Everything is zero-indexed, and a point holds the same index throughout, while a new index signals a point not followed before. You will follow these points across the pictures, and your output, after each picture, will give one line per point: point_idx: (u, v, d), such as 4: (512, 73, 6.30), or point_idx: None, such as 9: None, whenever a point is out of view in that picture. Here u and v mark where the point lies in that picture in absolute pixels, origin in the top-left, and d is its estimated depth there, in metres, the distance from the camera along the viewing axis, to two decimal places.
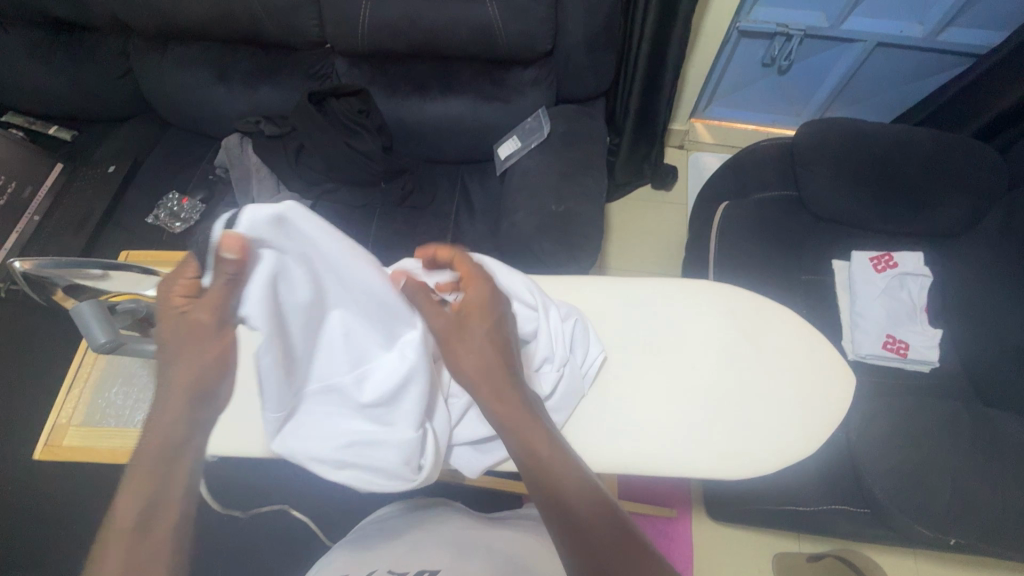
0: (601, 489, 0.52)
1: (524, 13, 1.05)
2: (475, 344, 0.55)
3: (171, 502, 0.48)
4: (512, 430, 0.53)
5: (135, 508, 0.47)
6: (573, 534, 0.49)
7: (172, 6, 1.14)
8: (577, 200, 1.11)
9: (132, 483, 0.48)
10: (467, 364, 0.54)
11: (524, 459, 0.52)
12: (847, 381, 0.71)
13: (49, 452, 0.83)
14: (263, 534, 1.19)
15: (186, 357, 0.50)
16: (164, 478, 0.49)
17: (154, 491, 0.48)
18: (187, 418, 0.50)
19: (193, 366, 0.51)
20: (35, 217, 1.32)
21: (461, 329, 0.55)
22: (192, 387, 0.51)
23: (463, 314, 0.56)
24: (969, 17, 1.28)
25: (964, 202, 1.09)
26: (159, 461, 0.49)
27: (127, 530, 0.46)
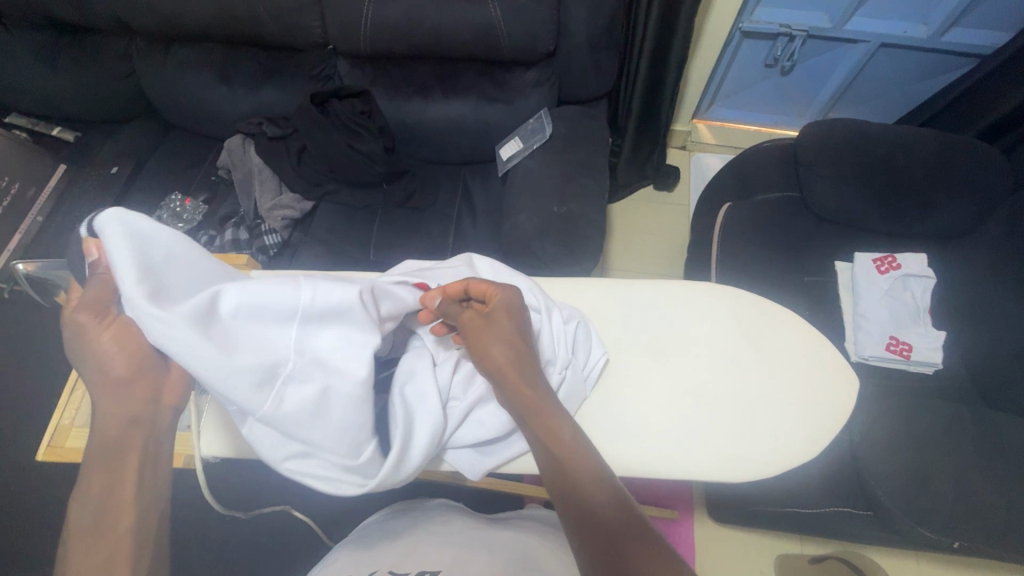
0: (620, 489, 0.52)
1: (526, 14, 1.05)
2: (496, 337, 0.60)
3: (122, 507, 0.50)
4: (530, 419, 0.56)
5: (85, 513, 0.49)
6: (590, 526, 0.50)
7: (175, 8, 1.14)
8: (578, 201, 1.11)
9: (86, 489, 0.50)
10: (492, 352, 0.59)
11: (547, 448, 0.54)
12: (849, 384, 0.71)
13: (52, 453, 0.83)
14: (265, 534, 1.20)
15: (95, 358, 0.50)
16: (112, 481, 0.50)
17: (102, 495, 0.49)
18: (120, 416, 0.51)
19: (101, 363, 0.51)
20: (38, 218, 1.35)
21: (486, 321, 0.61)
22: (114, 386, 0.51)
23: (492, 311, 0.62)
24: (973, 18, 1.28)
25: (968, 204, 1.09)
26: (108, 466, 0.50)
27: (86, 532, 0.49)
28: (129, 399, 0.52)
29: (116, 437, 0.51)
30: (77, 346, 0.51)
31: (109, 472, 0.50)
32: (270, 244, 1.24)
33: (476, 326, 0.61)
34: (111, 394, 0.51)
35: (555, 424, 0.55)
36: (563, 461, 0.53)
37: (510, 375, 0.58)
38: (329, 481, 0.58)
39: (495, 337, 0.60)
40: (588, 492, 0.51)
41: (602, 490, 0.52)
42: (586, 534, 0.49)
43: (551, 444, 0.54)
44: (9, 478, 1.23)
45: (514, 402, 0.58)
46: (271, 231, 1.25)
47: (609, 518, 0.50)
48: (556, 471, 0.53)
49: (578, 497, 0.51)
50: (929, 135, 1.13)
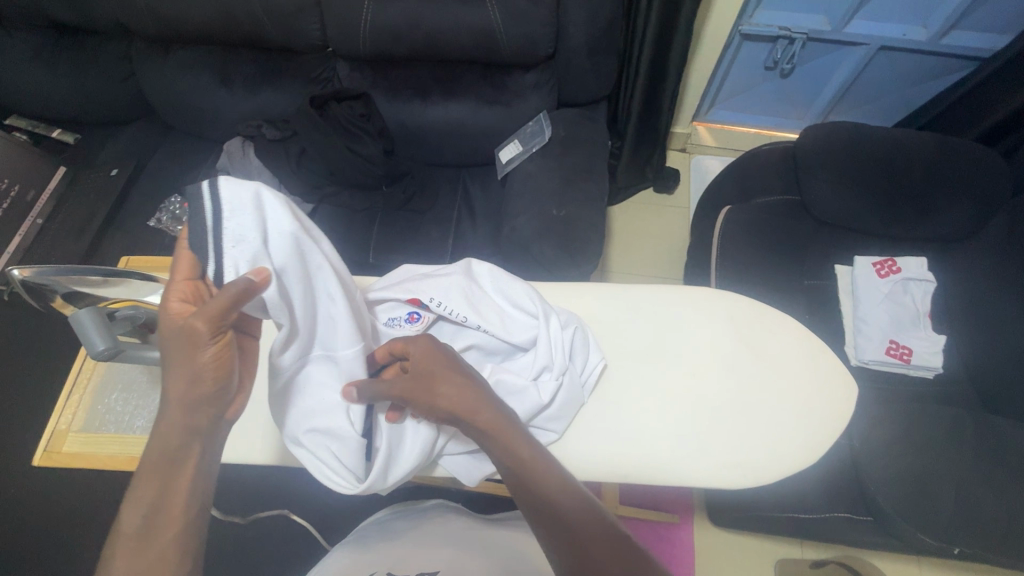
0: (591, 500, 0.52)
1: (525, 17, 1.05)
2: (438, 379, 0.56)
3: (171, 514, 0.50)
4: (493, 449, 0.54)
5: (137, 515, 0.49)
6: (571, 547, 0.48)
7: (175, 10, 1.14)
8: (578, 204, 1.11)
9: (135, 493, 0.50)
10: (439, 402, 0.55)
11: (508, 471, 0.53)
12: (847, 390, 0.70)
13: (48, 459, 0.79)
14: (263, 537, 1.20)
15: (180, 365, 0.48)
16: (164, 486, 0.50)
17: (153, 500, 0.50)
18: (185, 427, 0.49)
19: (188, 376, 0.48)
20: (37, 221, 1.31)
21: (421, 372, 0.57)
22: (188, 398, 0.49)
23: (419, 362, 0.57)
24: (973, 21, 1.28)
25: (966, 208, 1.09)
26: (160, 472, 0.50)
27: (132, 533, 0.49)
28: (201, 415, 0.50)
29: (169, 447, 0.50)
30: (167, 351, 0.48)
31: (162, 481, 0.50)
32: None
33: (414, 380, 0.57)
34: (186, 408, 0.49)
35: (520, 445, 0.53)
36: (532, 484, 0.51)
37: (463, 415, 0.54)
38: (328, 473, 0.60)
39: (436, 387, 0.55)
40: (561, 509, 0.50)
41: (578, 506, 0.51)
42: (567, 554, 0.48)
43: (517, 466, 0.52)
44: (9, 481, 1.23)
45: (470, 432, 0.55)
46: None
47: (590, 535, 0.48)
48: (527, 494, 0.51)
49: (554, 517, 0.50)
50: (928, 138, 1.12)
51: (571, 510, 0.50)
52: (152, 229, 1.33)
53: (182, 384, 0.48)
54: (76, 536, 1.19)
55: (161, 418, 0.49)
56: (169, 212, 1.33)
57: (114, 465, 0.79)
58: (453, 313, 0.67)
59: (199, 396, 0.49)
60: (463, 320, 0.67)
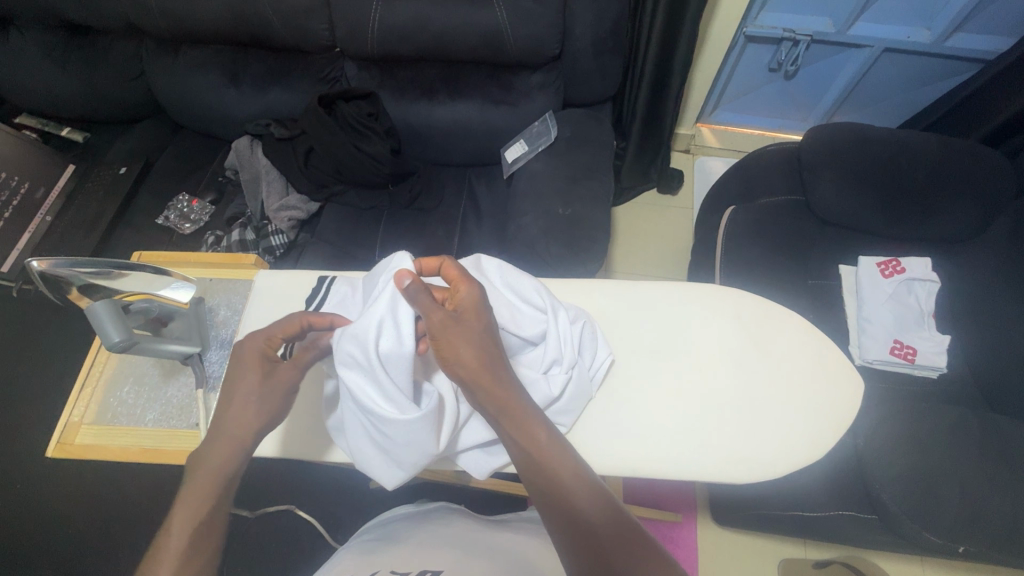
0: (607, 493, 0.52)
1: (533, 18, 1.06)
2: (470, 332, 0.55)
3: (216, 528, 0.52)
4: (511, 425, 0.54)
5: (189, 528, 0.51)
6: (579, 529, 0.50)
7: (186, 10, 1.16)
8: (583, 203, 1.12)
9: (188, 505, 0.52)
10: (464, 355, 0.54)
11: (525, 451, 0.53)
12: (855, 388, 0.71)
13: (63, 451, 0.78)
14: (268, 534, 1.20)
15: (265, 397, 0.58)
16: (216, 501, 0.53)
17: (207, 514, 0.52)
18: (249, 447, 0.56)
19: (258, 407, 0.57)
20: (47, 217, 1.31)
21: (458, 321, 0.55)
22: (262, 424, 0.57)
23: (459, 314, 0.56)
24: (977, 23, 1.28)
25: (972, 208, 1.09)
26: (212, 490, 0.53)
27: (182, 548, 0.50)
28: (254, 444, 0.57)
29: (229, 464, 0.55)
30: (252, 387, 0.58)
31: (212, 502, 0.53)
32: (277, 244, 1.25)
33: (448, 326, 0.55)
34: (247, 434, 0.56)
35: (533, 427, 0.54)
36: (543, 468, 0.52)
37: (484, 380, 0.54)
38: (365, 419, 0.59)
39: (468, 338, 0.55)
40: (575, 500, 0.51)
41: (585, 491, 0.52)
42: (572, 536, 0.50)
43: (531, 446, 0.53)
44: (15, 477, 1.24)
45: (487, 405, 0.55)
46: (278, 232, 1.26)
47: (598, 521, 0.50)
48: (537, 472, 0.52)
49: (562, 499, 0.51)
50: (932, 140, 1.13)
51: (580, 496, 0.51)
52: (161, 227, 1.35)
53: (249, 416, 0.57)
54: (81, 532, 1.19)
55: (224, 434, 0.56)
56: (177, 210, 1.35)
57: (124, 458, 0.77)
58: None
59: (258, 425, 0.57)
60: None
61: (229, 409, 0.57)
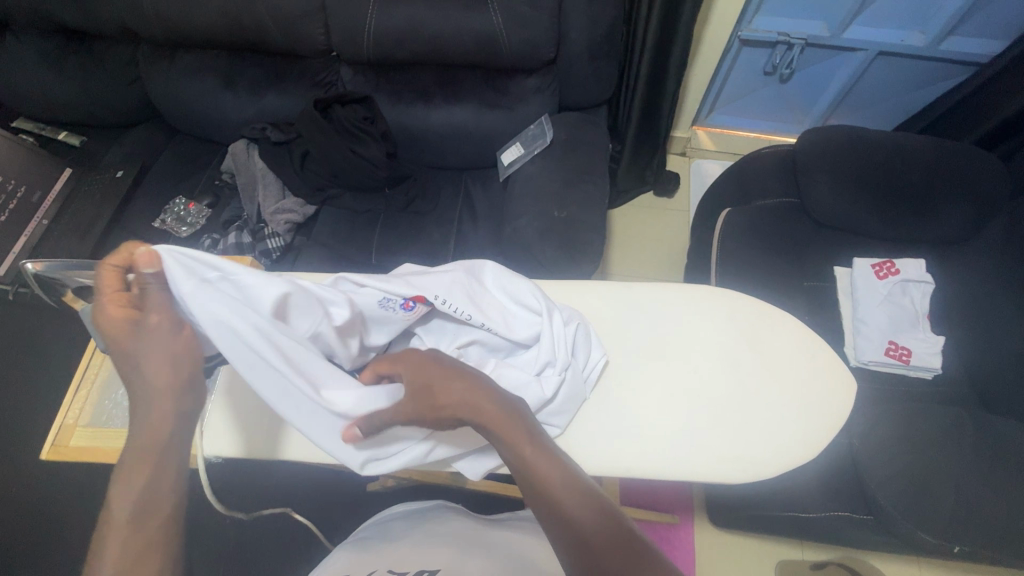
0: (599, 495, 0.51)
1: (528, 22, 1.07)
2: (441, 392, 0.54)
3: (161, 497, 0.51)
4: (500, 438, 0.52)
5: (128, 498, 0.49)
6: (572, 539, 0.49)
7: (183, 15, 1.16)
8: (579, 206, 1.12)
9: (128, 478, 0.50)
10: (450, 410, 0.53)
11: (512, 460, 0.52)
12: (848, 387, 0.71)
13: (56, 453, 0.77)
14: (265, 538, 1.20)
15: (160, 353, 0.52)
16: (156, 472, 0.51)
17: (146, 483, 0.50)
18: (175, 408, 0.52)
19: (163, 362, 0.52)
20: (43, 221, 1.31)
21: (418, 391, 0.54)
22: (174, 383, 0.52)
23: (411, 381, 0.56)
24: (970, 26, 1.29)
25: (965, 210, 1.10)
26: (149, 458, 0.51)
27: (126, 518, 0.49)
28: (185, 401, 0.53)
29: (159, 431, 0.51)
30: (137, 347, 0.51)
31: (152, 470, 0.50)
32: (273, 248, 1.26)
33: (414, 402, 0.54)
34: (166, 391, 0.51)
35: (520, 438, 0.52)
36: (530, 475, 0.51)
37: (464, 418, 0.53)
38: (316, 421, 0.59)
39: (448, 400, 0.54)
40: (564, 505, 0.49)
41: (574, 496, 0.50)
42: (567, 541, 0.49)
43: (518, 458, 0.51)
44: (11, 480, 1.23)
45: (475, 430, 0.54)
46: (274, 235, 1.27)
47: (591, 526, 0.48)
48: (530, 484, 0.51)
49: (554, 509, 0.50)
50: (926, 143, 1.14)
51: (570, 505, 0.49)
52: (157, 230, 1.35)
53: (156, 373, 0.51)
54: (76, 536, 1.18)
55: (140, 400, 0.51)
56: (173, 213, 1.35)
57: (119, 460, 0.77)
58: (458, 312, 0.66)
59: (178, 380, 0.52)
60: (466, 319, 0.66)
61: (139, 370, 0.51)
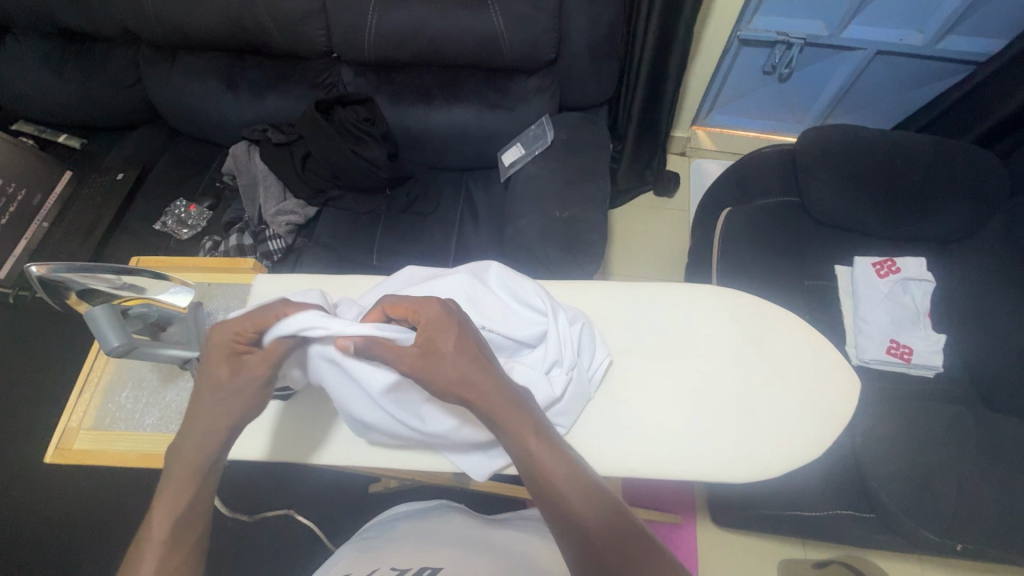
0: (605, 492, 0.51)
1: (528, 23, 1.07)
2: (454, 365, 0.53)
3: (195, 522, 0.52)
4: (505, 430, 0.52)
5: (170, 521, 0.51)
6: (575, 533, 0.49)
7: (183, 16, 1.16)
8: (581, 206, 1.12)
9: (168, 498, 0.52)
10: (449, 377, 0.53)
11: (515, 451, 0.52)
12: (851, 385, 0.71)
13: (61, 457, 0.77)
14: (267, 540, 1.20)
15: (238, 400, 0.55)
16: (194, 497, 0.52)
17: (185, 506, 0.52)
18: (219, 444, 0.54)
19: (235, 408, 0.54)
20: (44, 224, 1.30)
21: (432, 354, 0.53)
22: (230, 426, 0.54)
23: (428, 339, 0.54)
24: (968, 25, 1.30)
25: (965, 208, 1.10)
26: (190, 481, 0.53)
27: (161, 541, 0.51)
28: (230, 440, 0.55)
29: (202, 456, 0.54)
30: (221, 389, 0.54)
31: (190, 495, 0.52)
32: (275, 249, 1.26)
33: (426, 365, 0.53)
34: (221, 429, 0.54)
35: (525, 429, 0.52)
36: (533, 467, 0.51)
37: (473, 398, 0.53)
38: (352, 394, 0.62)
39: (451, 369, 0.53)
40: (568, 500, 0.49)
41: (578, 492, 0.50)
42: (569, 535, 0.49)
43: (521, 450, 0.51)
44: (13, 484, 1.23)
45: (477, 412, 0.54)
46: (276, 236, 1.27)
47: (593, 522, 0.49)
48: (533, 476, 0.51)
49: (558, 502, 0.50)
50: (926, 141, 1.14)
51: (573, 500, 0.49)
52: (158, 233, 1.35)
53: (217, 413, 0.54)
54: (78, 540, 1.18)
55: (194, 431, 0.54)
56: (175, 215, 1.35)
57: (122, 463, 0.77)
58: None
59: (235, 421, 0.55)
60: None
61: (206, 404, 0.55)
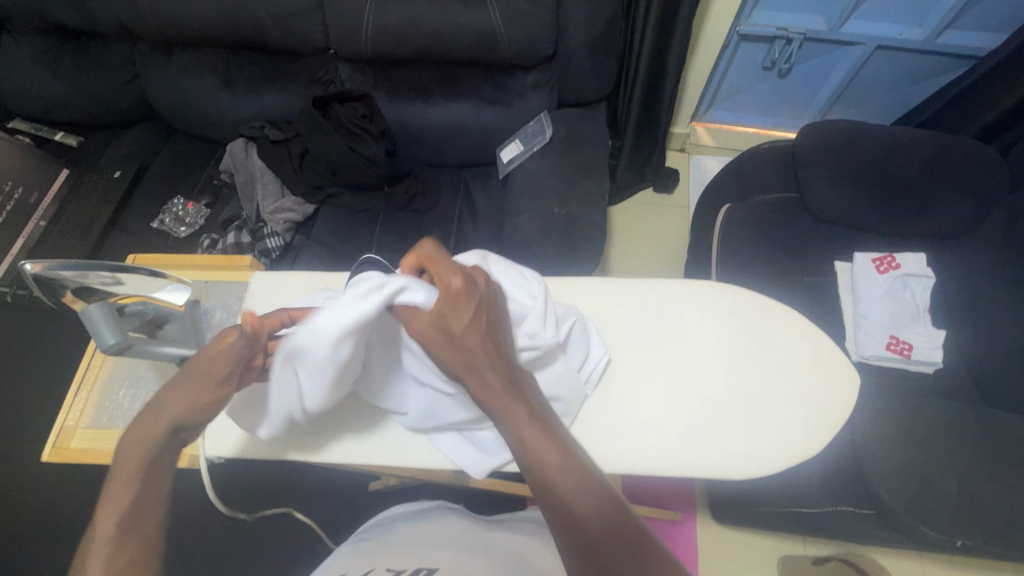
0: (602, 485, 0.48)
1: (527, 18, 1.07)
2: (465, 337, 0.52)
3: (145, 521, 0.45)
4: (504, 419, 0.51)
5: (113, 517, 0.43)
6: (567, 526, 0.47)
7: (178, 12, 1.15)
8: (580, 203, 1.12)
9: (114, 495, 0.45)
10: (449, 357, 0.52)
11: (512, 438, 0.50)
12: (851, 381, 0.71)
13: (58, 456, 0.77)
14: (267, 540, 1.19)
15: (190, 385, 0.50)
16: (146, 496, 0.46)
17: (134, 500, 0.45)
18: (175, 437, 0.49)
19: (185, 397, 0.50)
20: (41, 222, 1.30)
21: (439, 333, 0.52)
22: (184, 413, 0.49)
23: (441, 316, 0.52)
24: (968, 20, 1.29)
25: (965, 204, 1.10)
26: (143, 476, 0.46)
27: (109, 539, 0.43)
28: (180, 438, 0.50)
29: (157, 451, 0.48)
30: (173, 387, 0.50)
31: (140, 490, 0.46)
32: (273, 247, 1.26)
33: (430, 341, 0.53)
34: (174, 418, 0.49)
35: (522, 418, 0.50)
36: (527, 455, 0.49)
37: (473, 382, 0.52)
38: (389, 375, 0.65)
39: (450, 349, 0.52)
40: (562, 491, 0.47)
41: (575, 484, 0.48)
42: (563, 527, 0.47)
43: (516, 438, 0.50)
44: (11, 483, 1.23)
45: (477, 394, 0.52)
46: (273, 234, 1.27)
47: (587, 515, 0.46)
48: (528, 467, 0.49)
49: (552, 491, 0.48)
50: (926, 136, 1.13)
51: (566, 488, 0.47)
52: (156, 231, 1.34)
53: (171, 403, 0.49)
54: (77, 539, 1.18)
55: (145, 430, 0.48)
56: (172, 213, 1.35)
57: (119, 462, 0.77)
58: None
59: (190, 408, 0.50)
60: None
61: (153, 399, 0.50)
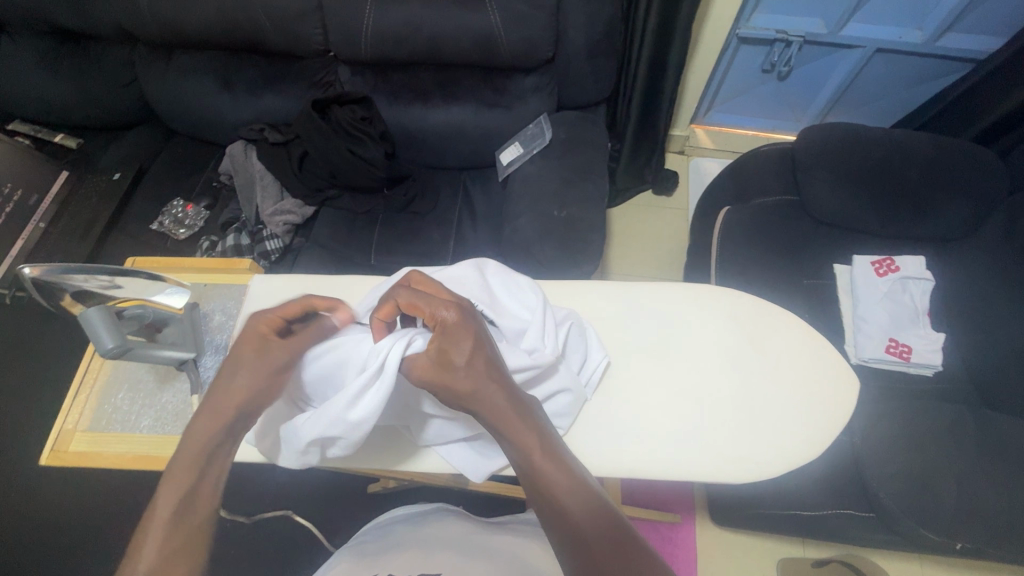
0: (607, 508, 0.48)
1: (527, 22, 1.07)
2: (466, 368, 0.51)
3: (201, 505, 0.48)
4: (512, 442, 0.50)
5: (174, 499, 0.47)
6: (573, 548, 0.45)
7: (179, 15, 1.15)
8: (580, 205, 1.12)
9: (173, 478, 0.48)
10: (457, 383, 0.51)
11: (520, 461, 0.50)
12: (852, 385, 0.71)
13: (56, 459, 0.76)
14: (265, 542, 1.19)
15: (251, 374, 0.54)
16: (200, 475, 0.49)
17: (189, 487, 0.48)
18: (229, 426, 0.52)
19: (250, 384, 0.53)
20: (40, 224, 1.28)
21: (444, 365, 0.51)
22: (243, 403, 0.53)
23: (440, 350, 0.52)
24: (967, 23, 1.30)
25: (964, 207, 1.10)
26: (198, 462, 0.49)
27: (167, 523, 0.46)
28: (240, 421, 0.53)
29: (212, 439, 0.51)
30: (238, 373, 0.54)
31: (197, 474, 0.49)
32: (272, 249, 1.25)
33: (433, 369, 0.52)
34: (235, 406, 0.52)
35: (531, 442, 0.50)
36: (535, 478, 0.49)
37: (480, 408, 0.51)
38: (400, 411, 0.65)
39: (455, 376, 0.51)
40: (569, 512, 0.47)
41: (582, 508, 0.47)
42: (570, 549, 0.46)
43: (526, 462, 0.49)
44: (10, 486, 1.22)
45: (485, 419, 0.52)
46: (273, 236, 1.26)
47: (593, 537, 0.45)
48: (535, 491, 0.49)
49: (556, 509, 0.47)
50: (926, 139, 1.14)
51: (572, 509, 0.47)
52: (155, 233, 1.34)
53: (236, 387, 0.53)
54: (76, 541, 1.18)
55: (206, 414, 0.52)
56: (171, 215, 1.35)
57: (118, 465, 0.76)
58: None
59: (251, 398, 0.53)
60: None
61: (220, 382, 0.53)
